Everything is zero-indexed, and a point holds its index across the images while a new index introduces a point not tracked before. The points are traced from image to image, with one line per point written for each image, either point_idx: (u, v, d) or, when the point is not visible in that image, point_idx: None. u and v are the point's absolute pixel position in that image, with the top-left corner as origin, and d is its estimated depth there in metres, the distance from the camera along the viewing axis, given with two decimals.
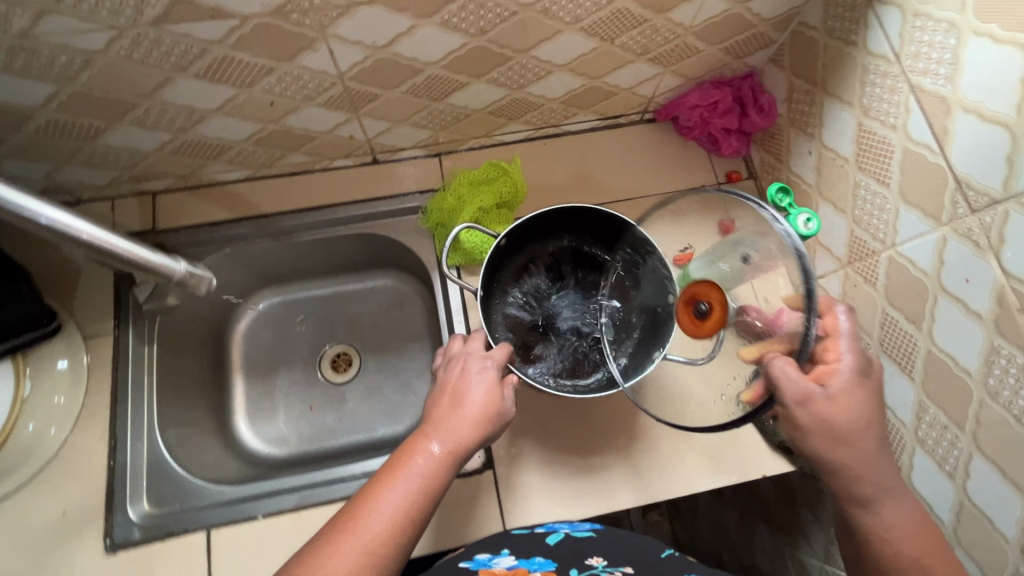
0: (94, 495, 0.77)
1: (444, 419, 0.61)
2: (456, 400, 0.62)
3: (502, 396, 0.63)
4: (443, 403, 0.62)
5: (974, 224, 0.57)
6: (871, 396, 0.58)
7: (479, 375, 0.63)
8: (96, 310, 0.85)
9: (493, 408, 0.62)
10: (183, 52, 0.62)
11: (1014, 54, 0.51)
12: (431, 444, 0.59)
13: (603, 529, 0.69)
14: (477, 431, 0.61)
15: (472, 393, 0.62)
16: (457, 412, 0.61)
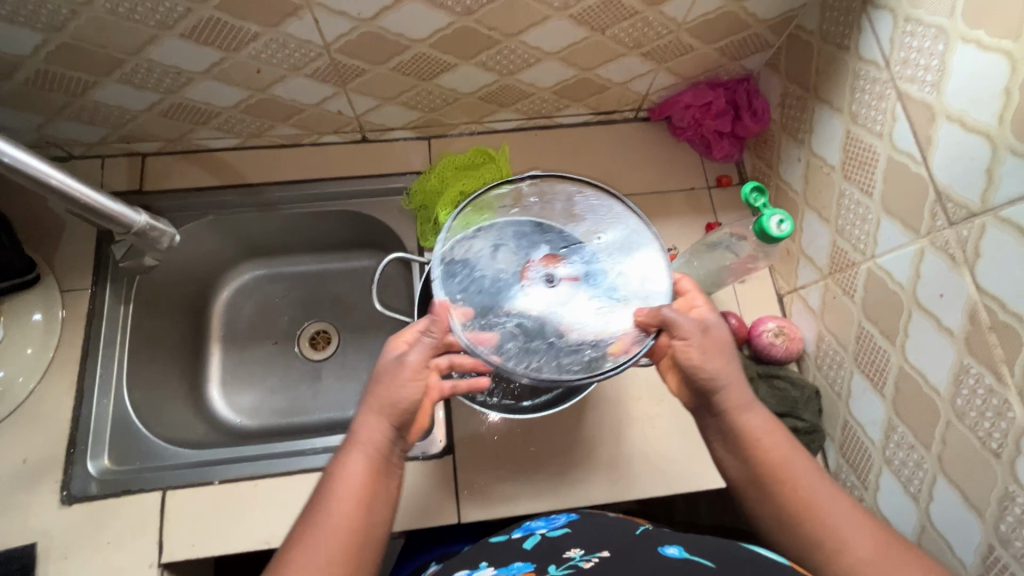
0: (56, 445, 0.77)
1: (363, 417, 0.58)
2: (371, 389, 0.59)
3: (412, 359, 0.58)
4: (360, 400, 0.59)
5: (951, 237, 0.56)
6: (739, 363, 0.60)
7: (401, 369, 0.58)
8: (76, 265, 0.85)
9: (411, 373, 0.58)
10: (168, 10, 0.62)
11: (998, 62, 0.49)
12: (352, 445, 0.57)
13: (579, 521, 0.66)
14: (402, 403, 0.58)
15: (384, 374, 0.58)
16: (375, 401, 0.58)
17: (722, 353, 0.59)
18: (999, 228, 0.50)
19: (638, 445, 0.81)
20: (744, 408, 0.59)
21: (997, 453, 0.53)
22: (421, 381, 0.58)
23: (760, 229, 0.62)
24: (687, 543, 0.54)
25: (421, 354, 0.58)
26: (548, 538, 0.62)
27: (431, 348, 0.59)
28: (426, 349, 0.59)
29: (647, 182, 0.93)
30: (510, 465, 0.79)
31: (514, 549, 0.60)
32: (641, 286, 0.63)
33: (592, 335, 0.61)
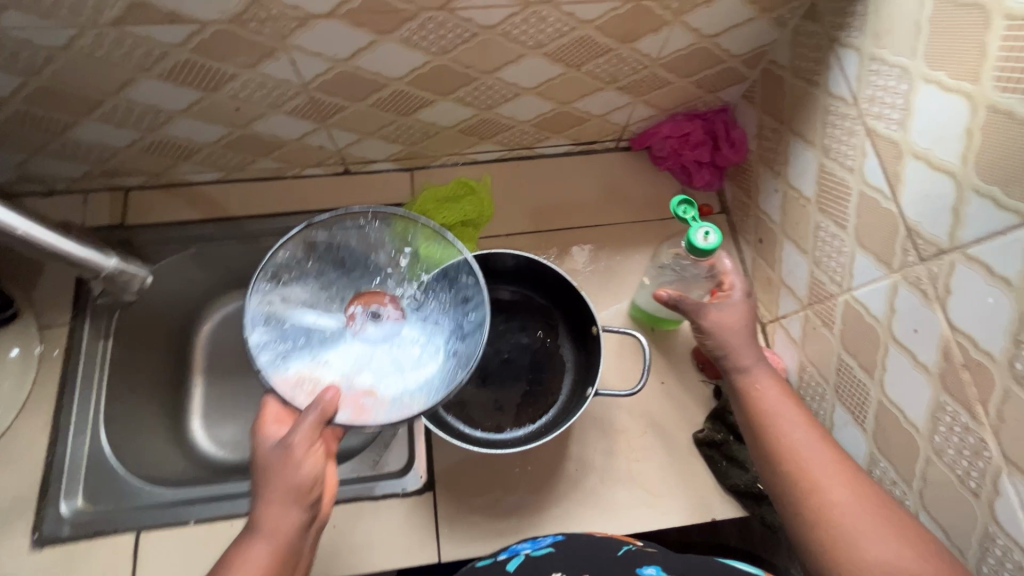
0: (30, 485, 0.76)
1: (262, 510, 0.53)
2: (261, 479, 0.54)
3: (298, 439, 0.54)
4: (254, 488, 0.54)
5: (922, 273, 0.56)
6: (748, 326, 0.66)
7: (302, 449, 0.54)
8: (55, 301, 0.85)
9: (303, 451, 0.54)
10: (144, 53, 0.63)
11: (959, 104, 0.50)
12: (255, 535, 0.52)
13: (564, 541, 0.64)
14: (305, 484, 0.54)
15: (272, 460, 0.54)
16: (274, 489, 0.53)
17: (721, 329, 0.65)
18: (968, 266, 0.50)
19: (620, 478, 0.80)
20: (754, 365, 0.64)
21: (976, 493, 0.52)
22: (317, 453, 0.55)
23: (688, 241, 0.63)
24: (666, 566, 0.56)
25: (307, 431, 0.54)
26: (531, 560, 0.61)
27: (320, 417, 0.55)
28: (313, 422, 0.55)
29: (628, 211, 0.94)
30: (491, 500, 0.78)
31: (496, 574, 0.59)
32: (455, 297, 0.69)
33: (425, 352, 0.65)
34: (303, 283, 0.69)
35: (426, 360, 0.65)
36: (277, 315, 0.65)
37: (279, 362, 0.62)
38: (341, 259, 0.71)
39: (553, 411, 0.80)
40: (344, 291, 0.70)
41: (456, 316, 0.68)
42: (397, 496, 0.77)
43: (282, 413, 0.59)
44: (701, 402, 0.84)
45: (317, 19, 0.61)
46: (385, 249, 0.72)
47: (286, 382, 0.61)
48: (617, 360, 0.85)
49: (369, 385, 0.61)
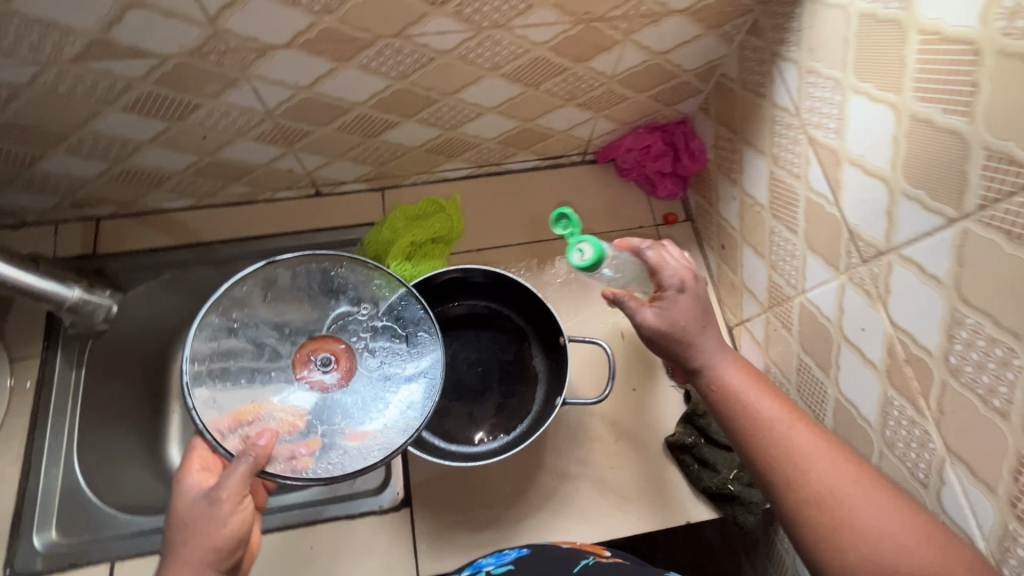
0: (2, 521, 0.76)
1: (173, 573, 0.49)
2: (178, 536, 0.51)
3: (228, 494, 0.52)
4: (169, 546, 0.51)
5: (865, 274, 0.58)
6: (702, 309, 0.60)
7: (229, 504, 0.52)
8: (27, 333, 0.85)
9: (230, 506, 0.52)
10: (107, 87, 0.64)
11: (887, 113, 0.52)
12: None
13: (526, 555, 0.67)
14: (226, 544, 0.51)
15: (195, 515, 0.51)
16: (191, 548, 0.50)
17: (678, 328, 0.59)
18: (904, 266, 0.53)
19: (596, 486, 0.81)
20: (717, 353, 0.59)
21: (924, 483, 0.54)
22: (245, 509, 0.53)
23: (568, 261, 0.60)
24: None
25: (237, 484, 0.53)
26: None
27: (253, 467, 0.54)
28: (244, 474, 0.53)
29: (595, 222, 0.96)
30: (468, 513, 0.79)
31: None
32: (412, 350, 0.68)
33: (372, 408, 0.65)
34: (257, 323, 0.69)
35: (372, 415, 0.64)
36: (226, 350, 0.66)
37: (215, 402, 0.62)
38: (299, 297, 0.71)
39: (527, 421, 0.81)
40: (298, 334, 0.70)
41: (412, 369, 0.67)
42: (375, 513, 0.78)
43: (208, 460, 0.57)
44: (672, 407, 0.86)
45: (277, 49, 0.62)
46: (347, 294, 0.71)
47: (220, 425, 0.60)
48: (589, 368, 0.87)
49: (307, 437, 0.61)
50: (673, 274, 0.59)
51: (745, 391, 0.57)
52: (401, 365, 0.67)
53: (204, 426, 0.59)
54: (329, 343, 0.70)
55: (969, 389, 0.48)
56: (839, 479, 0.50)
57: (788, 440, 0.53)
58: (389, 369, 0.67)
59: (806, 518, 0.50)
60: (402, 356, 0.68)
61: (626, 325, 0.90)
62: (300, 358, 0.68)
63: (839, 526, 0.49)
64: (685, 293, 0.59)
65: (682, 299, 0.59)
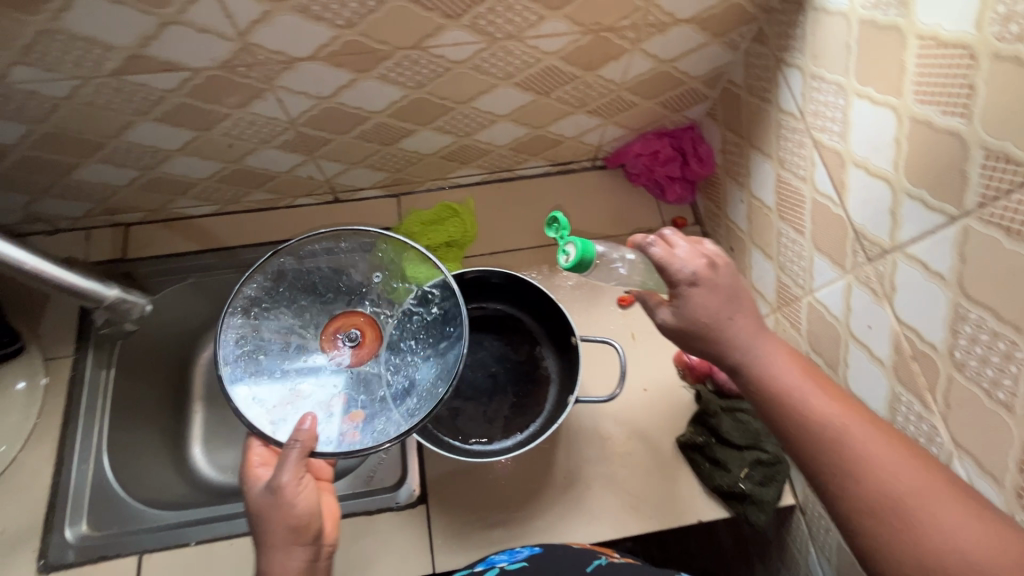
0: (36, 514, 0.79)
1: (266, 558, 0.54)
2: (258, 527, 0.55)
3: (289, 478, 0.56)
4: (254, 538, 0.55)
5: (871, 272, 0.59)
6: (727, 292, 0.55)
7: (294, 486, 0.56)
8: (60, 334, 0.88)
9: (295, 488, 0.56)
10: (142, 99, 0.68)
11: (888, 115, 0.54)
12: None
13: (538, 554, 0.69)
14: (302, 521, 0.56)
15: (265, 506, 0.55)
16: (273, 533, 0.54)
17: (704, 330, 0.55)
18: (908, 264, 0.54)
19: (609, 485, 0.82)
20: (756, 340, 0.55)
21: None
22: (308, 487, 0.57)
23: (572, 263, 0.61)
24: None
25: (294, 467, 0.57)
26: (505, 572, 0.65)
27: (304, 450, 0.58)
28: (297, 459, 0.57)
29: (606, 225, 0.98)
30: (482, 510, 0.80)
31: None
32: (427, 313, 0.74)
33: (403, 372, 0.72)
34: (277, 314, 0.75)
35: (403, 378, 0.71)
36: (251, 347, 0.71)
37: (256, 398, 0.67)
38: (313, 286, 0.78)
39: (539, 421, 0.83)
40: (318, 317, 0.77)
41: (429, 331, 0.74)
42: (392, 509, 0.80)
43: (265, 455, 0.62)
44: (684, 407, 0.87)
45: (301, 61, 0.66)
46: (357, 271, 0.79)
47: (267, 419, 0.65)
48: (600, 369, 0.88)
49: (348, 413, 0.68)
50: (684, 267, 0.55)
51: (793, 387, 0.53)
52: (422, 330, 0.74)
53: (254, 425, 0.63)
54: (349, 319, 0.78)
55: (975, 383, 0.49)
56: (905, 485, 0.46)
57: (843, 442, 0.49)
58: (411, 332, 0.75)
59: (863, 527, 0.47)
60: (422, 323, 0.74)
61: (637, 327, 0.91)
62: (326, 337, 0.76)
63: (904, 538, 0.45)
64: (701, 286, 0.55)
65: (704, 297, 0.55)
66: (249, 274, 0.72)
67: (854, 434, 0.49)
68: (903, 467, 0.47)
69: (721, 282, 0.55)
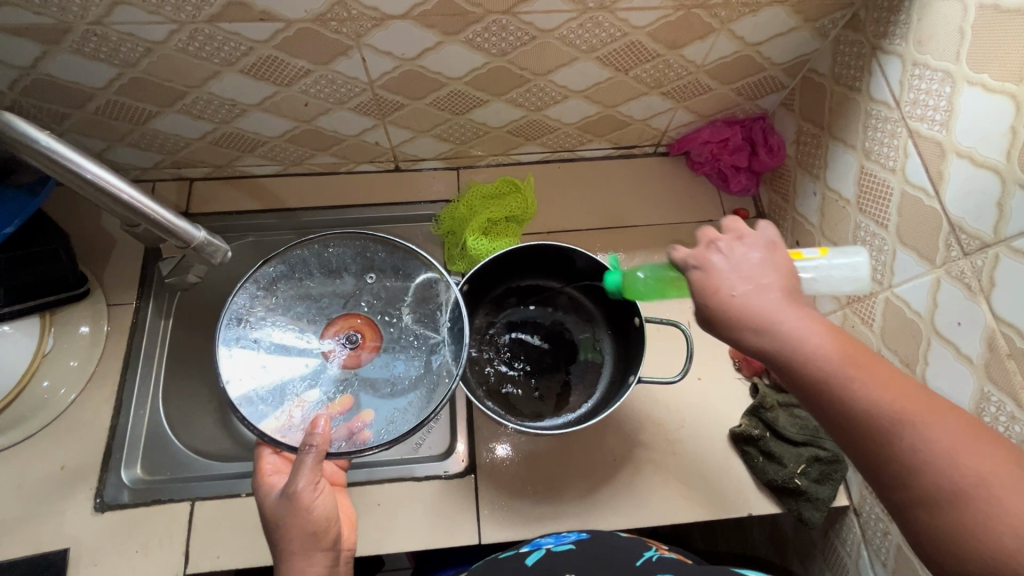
0: (94, 453, 0.80)
1: (284, 566, 0.53)
2: (273, 536, 0.55)
3: (304, 483, 0.56)
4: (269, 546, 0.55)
5: (965, 267, 0.58)
6: (759, 274, 0.49)
7: (309, 492, 0.56)
8: (123, 282, 0.90)
9: (311, 494, 0.56)
10: (232, 49, 0.68)
11: (1005, 104, 0.53)
12: None
13: (586, 541, 0.68)
14: (319, 526, 0.56)
15: (281, 512, 0.55)
16: (291, 541, 0.54)
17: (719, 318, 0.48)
18: (1013, 258, 0.53)
19: (658, 470, 0.81)
20: (778, 318, 0.47)
21: None
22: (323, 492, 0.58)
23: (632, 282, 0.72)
24: None
25: (310, 473, 0.57)
26: (550, 556, 0.64)
27: (318, 457, 0.57)
28: (311, 465, 0.57)
29: (666, 212, 0.97)
30: (529, 486, 0.80)
31: (516, 566, 0.63)
32: (420, 314, 0.76)
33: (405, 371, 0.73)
34: (274, 321, 0.73)
35: (406, 373, 0.73)
36: (246, 360, 0.70)
37: (265, 408, 0.67)
38: (308, 292, 0.77)
39: (592, 402, 0.82)
40: (316, 322, 0.77)
41: (429, 327, 0.75)
42: (440, 477, 0.80)
43: (279, 463, 0.62)
44: (738, 399, 0.86)
45: (393, 20, 0.66)
46: (347, 277, 0.78)
47: (277, 426, 0.66)
48: (662, 352, 0.87)
49: (358, 412, 0.70)
50: (707, 253, 0.52)
51: (831, 372, 0.44)
52: (419, 330, 0.76)
53: (266, 433, 0.64)
54: (338, 323, 0.78)
55: None
56: (971, 470, 0.39)
57: (897, 427, 0.42)
58: (407, 332, 0.76)
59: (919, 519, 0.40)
60: (420, 323, 0.76)
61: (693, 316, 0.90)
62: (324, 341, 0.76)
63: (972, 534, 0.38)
64: (708, 270, 0.51)
65: (717, 276, 0.50)
66: (239, 285, 0.71)
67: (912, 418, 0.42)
68: (967, 451, 0.40)
69: (744, 266, 0.50)
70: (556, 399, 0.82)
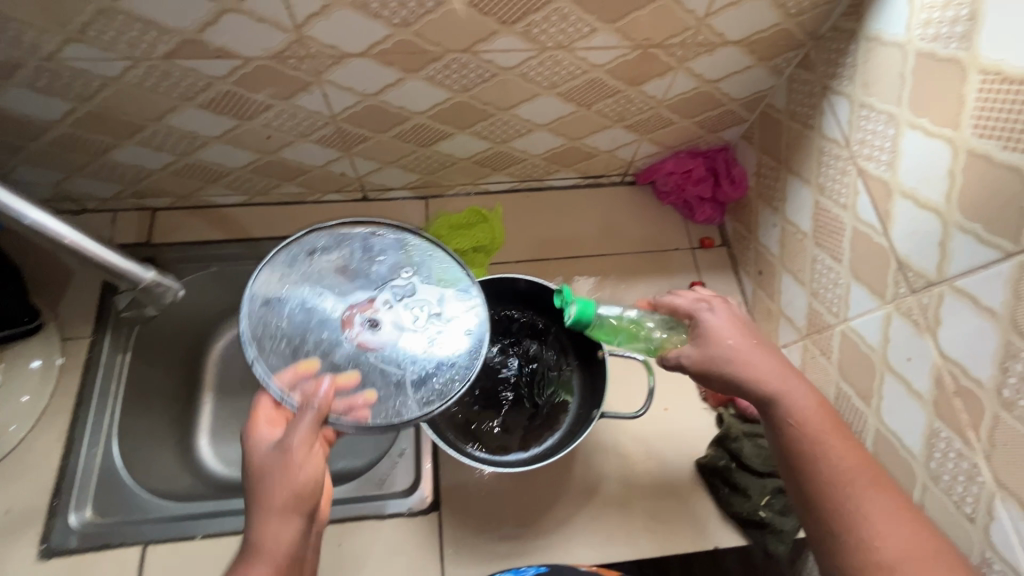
0: (42, 496, 0.77)
1: (258, 523, 0.50)
2: (255, 488, 0.52)
3: (299, 441, 0.53)
4: (247, 501, 0.52)
5: (913, 304, 0.59)
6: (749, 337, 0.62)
7: (302, 452, 0.53)
8: (79, 315, 0.87)
9: (302, 453, 0.53)
10: (189, 85, 0.68)
11: (943, 148, 0.54)
12: (249, 558, 0.49)
13: None
14: (305, 489, 0.52)
15: (271, 465, 0.52)
16: (273, 498, 0.51)
17: (721, 369, 0.60)
18: (956, 298, 0.54)
19: (626, 503, 0.81)
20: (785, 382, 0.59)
21: (970, 517, 0.54)
22: (315, 455, 0.54)
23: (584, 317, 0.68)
24: None
25: (306, 431, 0.54)
26: None
27: (317, 417, 0.55)
28: (310, 423, 0.54)
29: (633, 242, 0.98)
30: (496, 523, 0.78)
31: None
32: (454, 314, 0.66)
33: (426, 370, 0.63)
34: (303, 282, 0.65)
35: (426, 371, 0.63)
36: (270, 305, 0.63)
37: (273, 358, 0.61)
38: (341, 261, 0.67)
39: (558, 436, 0.81)
40: (342, 293, 0.66)
41: (457, 332, 0.66)
42: (404, 514, 0.78)
43: (273, 414, 0.58)
44: (705, 429, 0.86)
45: (352, 58, 0.66)
46: (385, 260, 0.68)
47: (282, 378, 0.60)
48: (630, 383, 0.88)
49: (366, 394, 0.61)
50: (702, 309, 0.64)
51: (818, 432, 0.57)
52: (450, 328, 0.66)
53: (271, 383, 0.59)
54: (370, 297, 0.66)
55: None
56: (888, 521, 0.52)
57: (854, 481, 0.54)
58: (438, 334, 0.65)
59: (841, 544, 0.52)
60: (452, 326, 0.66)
61: None
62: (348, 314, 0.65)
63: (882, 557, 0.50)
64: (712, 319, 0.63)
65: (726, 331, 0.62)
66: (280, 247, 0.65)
67: (861, 489, 0.54)
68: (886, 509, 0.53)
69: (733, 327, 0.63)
70: (520, 433, 0.81)
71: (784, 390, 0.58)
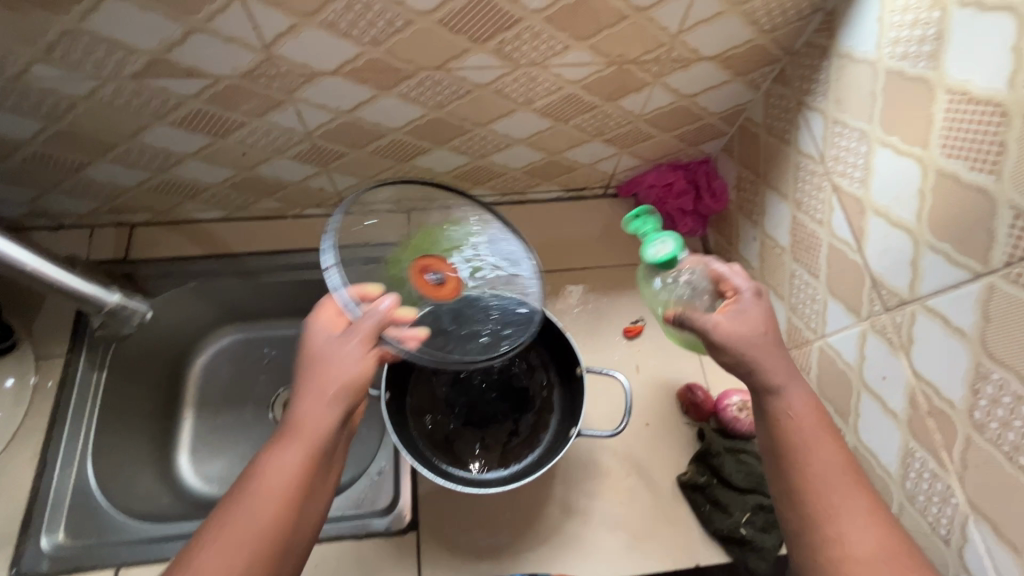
0: (11, 520, 0.75)
1: (303, 400, 0.54)
2: (309, 370, 0.56)
3: (355, 343, 0.56)
4: (297, 384, 0.56)
5: (887, 322, 0.59)
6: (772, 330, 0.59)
7: (353, 348, 0.56)
8: (54, 333, 0.86)
9: (356, 352, 0.56)
10: (161, 103, 0.68)
11: (913, 166, 0.54)
12: (288, 436, 0.53)
13: None
14: (353, 384, 0.55)
15: (326, 352, 0.56)
16: (321, 384, 0.54)
17: (746, 344, 0.57)
18: (928, 317, 0.54)
19: (607, 521, 0.80)
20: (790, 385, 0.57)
21: (946, 539, 0.53)
22: (369, 359, 0.57)
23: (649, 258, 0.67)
24: None
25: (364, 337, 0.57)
26: None
27: (377, 324, 0.58)
28: (370, 326, 0.58)
29: (615, 256, 0.97)
30: (475, 542, 0.77)
31: None
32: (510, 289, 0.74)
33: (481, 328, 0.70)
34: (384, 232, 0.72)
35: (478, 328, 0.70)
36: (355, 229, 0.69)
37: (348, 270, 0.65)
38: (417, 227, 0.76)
39: (538, 452, 0.80)
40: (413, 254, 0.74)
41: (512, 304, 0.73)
42: (382, 535, 0.77)
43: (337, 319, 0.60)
44: (687, 445, 0.85)
45: (324, 76, 0.66)
46: (458, 233, 0.77)
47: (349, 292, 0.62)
48: (611, 399, 0.87)
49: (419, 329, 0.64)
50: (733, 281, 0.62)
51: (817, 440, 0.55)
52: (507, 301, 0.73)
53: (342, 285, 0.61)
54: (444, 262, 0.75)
55: (994, 445, 0.48)
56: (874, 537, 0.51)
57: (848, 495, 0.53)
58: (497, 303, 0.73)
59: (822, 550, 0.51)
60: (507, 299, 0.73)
61: (642, 361, 0.90)
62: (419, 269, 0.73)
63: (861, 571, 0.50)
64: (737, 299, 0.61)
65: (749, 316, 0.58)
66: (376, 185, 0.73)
67: (848, 502, 0.53)
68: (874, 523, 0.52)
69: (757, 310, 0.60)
70: (500, 450, 0.80)
71: (790, 384, 0.57)
